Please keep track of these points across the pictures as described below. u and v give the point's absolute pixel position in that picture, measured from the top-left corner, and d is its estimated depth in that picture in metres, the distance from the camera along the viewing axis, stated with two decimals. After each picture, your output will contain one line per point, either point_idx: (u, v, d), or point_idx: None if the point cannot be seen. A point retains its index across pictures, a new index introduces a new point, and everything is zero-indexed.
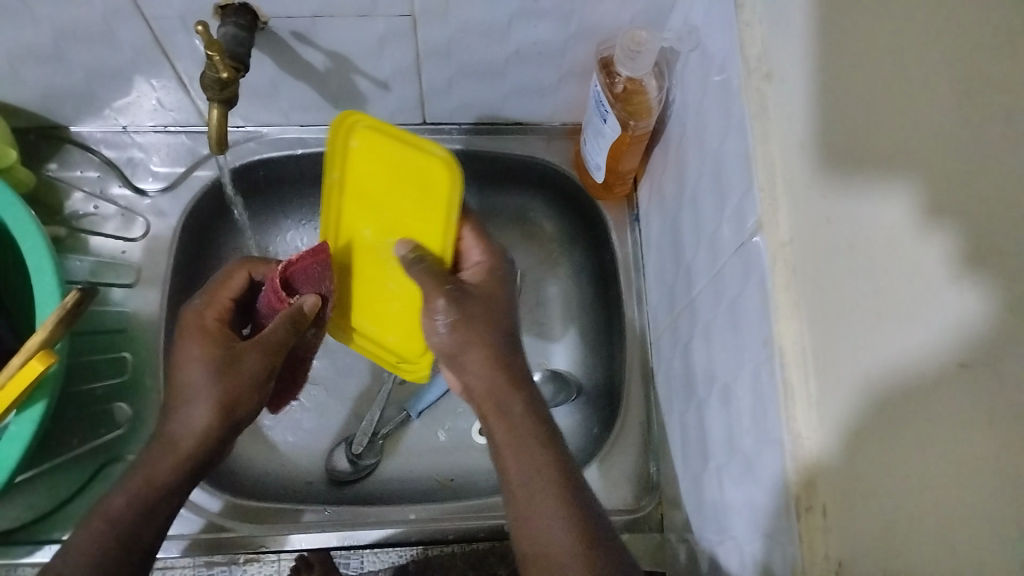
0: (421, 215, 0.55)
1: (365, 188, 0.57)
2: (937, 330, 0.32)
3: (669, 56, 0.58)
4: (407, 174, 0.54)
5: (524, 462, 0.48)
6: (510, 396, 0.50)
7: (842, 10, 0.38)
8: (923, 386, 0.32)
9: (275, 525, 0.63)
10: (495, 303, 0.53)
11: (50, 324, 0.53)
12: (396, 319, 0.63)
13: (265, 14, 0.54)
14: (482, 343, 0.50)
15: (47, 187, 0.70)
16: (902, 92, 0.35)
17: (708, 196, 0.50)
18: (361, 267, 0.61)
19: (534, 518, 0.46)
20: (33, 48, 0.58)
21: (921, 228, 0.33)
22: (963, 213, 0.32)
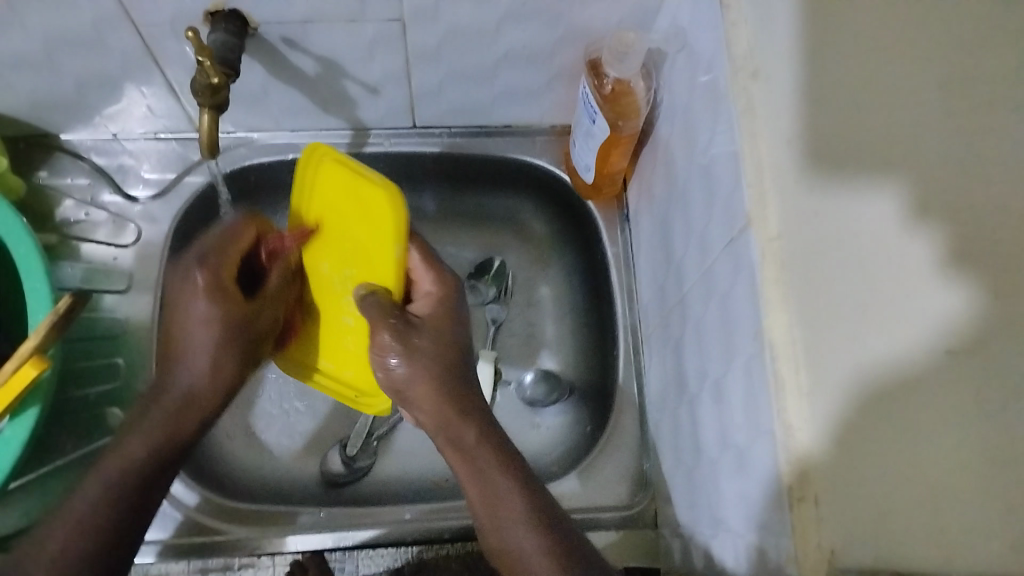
0: (372, 248, 0.53)
1: (330, 225, 0.56)
2: (925, 321, 0.34)
3: (657, 57, 0.59)
4: (359, 215, 0.54)
5: (486, 492, 0.49)
6: (463, 427, 0.50)
7: (830, 13, 0.39)
8: (910, 374, 0.34)
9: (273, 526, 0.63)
10: (449, 333, 0.52)
11: (43, 329, 0.52)
12: (350, 358, 0.60)
13: (254, 20, 0.55)
14: (427, 376, 0.50)
15: (38, 194, 0.70)
16: (895, 98, 0.37)
17: (697, 195, 0.51)
18: (322, 297, 0.59)
19: (511, 537, 0.48)
20: (23, 56, 0.58)
21: (908, 231, 0.35)
22: (943, 213, 0.35)
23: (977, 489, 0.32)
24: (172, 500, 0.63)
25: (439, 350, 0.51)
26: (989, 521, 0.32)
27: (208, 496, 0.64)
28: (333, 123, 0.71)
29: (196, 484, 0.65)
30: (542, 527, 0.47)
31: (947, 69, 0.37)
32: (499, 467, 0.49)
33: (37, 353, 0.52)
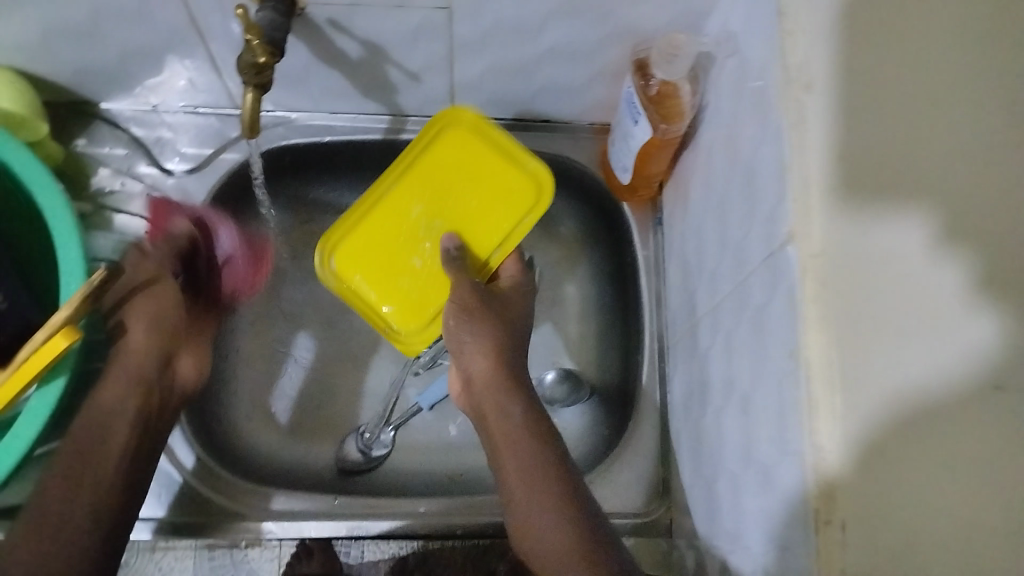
0: (489, 215, 0.61)
1: (445, 181, 0.62)
2: (970, 354, 0.33)
3: (705, 61, 0.58)
4: (489, 180, 0.62)
5: (521, 461, 0.53)
6: (510, 398, 0.55)
7: (888, 27, 0.38)
8: (952, 407, 0.33)
9: (280, 510, 0.63)
10: (515, 309, 0.60)
11: (76, 300, 0.52)
12: (399, 294, 0.63)
13: (302, 0, 0.54)
14: (489, 335, 0.57)
15: (75, 161, 0.70)
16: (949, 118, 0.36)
17: (737, 204, 0.50)
18: (394, 233, 0.63)
19: (533, 505, 0.51)
20: (70, 23, 0.58)
21: (935, 254, 0.34)
22: (992, 245, 0.34)
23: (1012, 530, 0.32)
24: (172, 458, 0.63)
25: (502, 317, 0.59)
26: (1023, 567, 0.31)
27: (205, 460, 0.63)
28: (371, 108, 0.71)
29: (199, 447, 0.64)
30: (554, 485, 0.52)
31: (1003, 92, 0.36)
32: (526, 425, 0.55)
33: (69, 324, 0.51)
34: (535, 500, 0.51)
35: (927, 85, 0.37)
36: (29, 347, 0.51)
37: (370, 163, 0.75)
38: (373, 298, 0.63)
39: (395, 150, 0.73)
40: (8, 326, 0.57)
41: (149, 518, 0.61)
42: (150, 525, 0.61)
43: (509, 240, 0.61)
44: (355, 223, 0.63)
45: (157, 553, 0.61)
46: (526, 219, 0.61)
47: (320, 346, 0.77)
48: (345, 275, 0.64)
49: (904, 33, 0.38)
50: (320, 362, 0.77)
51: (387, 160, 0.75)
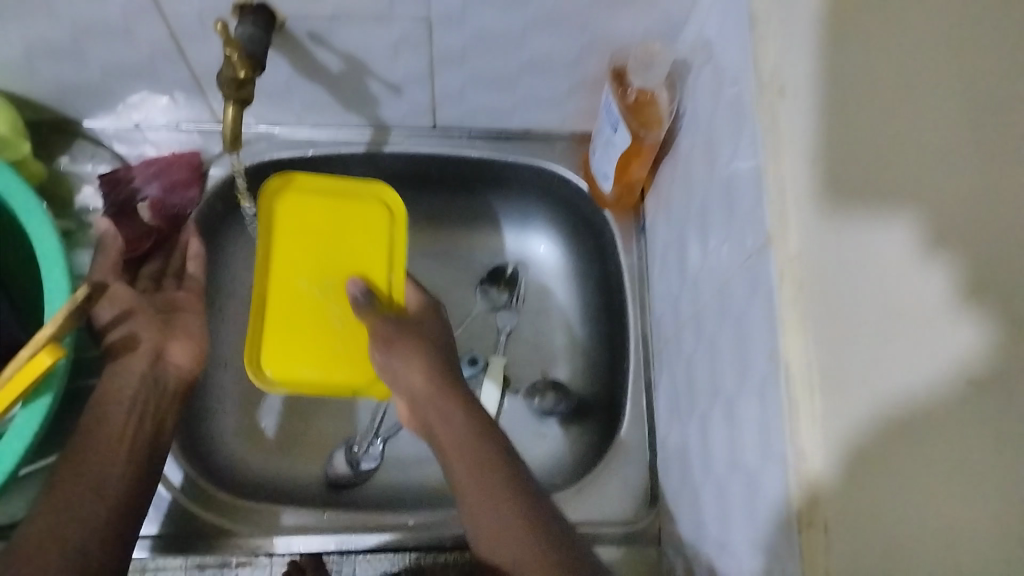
0: (363, 253, 0.66)
1: (308, 249, 0.65)
2: (942, 351, 0.33)
3: (682, 69, 0.58)
4: (347, 228, 0.66)
5: (468, 459, 0.55)
6: (449, 401, 0.59)
7: (863, 29, 0.39)
8: (929, 405, 0.33)
9: (279, 525, 0.63)
10: (426, 326, 0.63)
11: (61, 316, 0.51)
12: (343, 361, 0.63)
13: (281, 14, 0.55)
14: (418, 354, 0.60)
15: (59, 181, 0.70)
16: (926, 122, 0.37)
17: (717, 208, 0.51)
18: (303, 312, 0.63)
19: (487, 509, 0.52)
20: (50, 42, 0.59)
21: (922, 260, 0.35)
22: (963, 240, 0.34)
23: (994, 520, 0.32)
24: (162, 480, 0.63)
25: (424, 338, 0.62)
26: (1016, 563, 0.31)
27: (195, 479, 0.64)
28: (354, 121, 0.71)
29: (185, 464, 0.64)
30: (498, 486, 0.53)
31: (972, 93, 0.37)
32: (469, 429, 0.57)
33: (53, 341, 0.51)
34: (485, 493, 0.53)
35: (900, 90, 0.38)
36: (13, 365, 0.50)
37: (354, 176, 0.75)
38: (325, 375, 0.62)
39: (378, 163, 0.74)
40: None
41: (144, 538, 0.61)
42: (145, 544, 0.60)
43: (391, 259, 0.67)
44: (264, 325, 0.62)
45: (146, 575, 0.59)
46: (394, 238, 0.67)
47: None
48: (285, 371, 0.62)
49: (877, 39, 0.39)
50: None
51: (370, 172, 0.75)
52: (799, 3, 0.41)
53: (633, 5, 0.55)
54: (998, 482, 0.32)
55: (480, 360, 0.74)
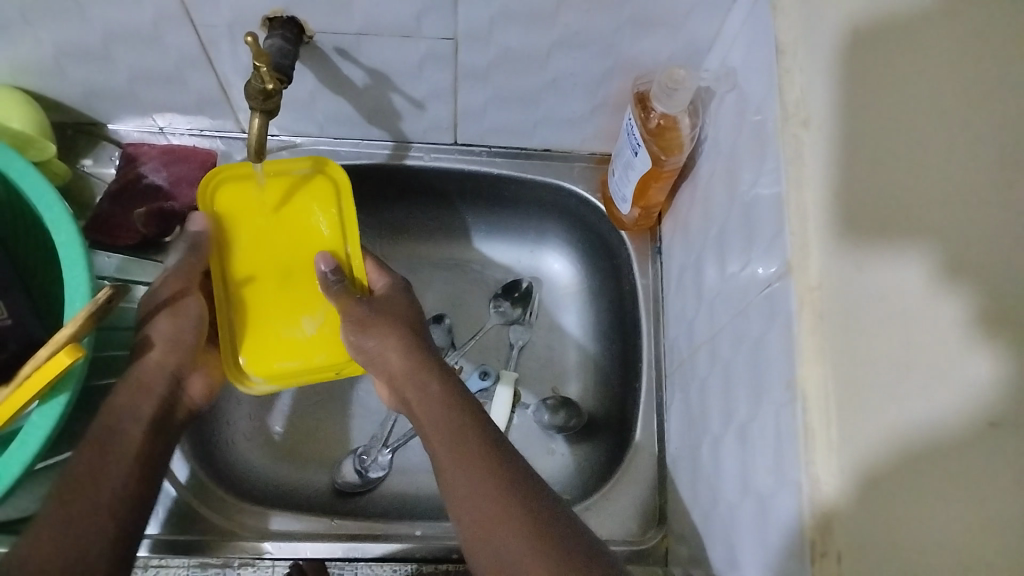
0: (315, 234, 0.65)
1: (262, 247, 0.64)
2: (957, 382, 0.32)
3: (705, 95, 0.59)
4: (291, 212, 0.65)
5: (444, 431, 0.53)
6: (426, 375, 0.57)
7: (884, 58, 0.38)
8: (942, 441, 0.32)
9: (271, 530, 0.63)
10: (397, 308, 0.62)
11: (81, 318, 0.51)
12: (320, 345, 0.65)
13: (310, 29, 0.56)
14: (391, 328, 0.59)
15: (81, 181, 0.71)
16: (943, 146, 0.35)
17: (736, 234, 0.51)
18: (273, 307, 0.64)
19: (464, 481, 0.50)
20: (81, 46, 0.59)
21: (936, 288, 0.33)
22: (986, 270, 0.32)
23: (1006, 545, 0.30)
24: (169, 476, 0.63)
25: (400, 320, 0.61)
26: None
27: (200, 477, 0.64)
28: (376, 134, 0.72)
29: (194, 463, 0.65)
30: (466, 447, 0.51)
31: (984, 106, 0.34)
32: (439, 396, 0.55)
33: (72, 341, 0.51)
34: (458, 465, 0.50)
35: (924, 103, 0.36)
36: (32, 364, 0.50)
37: (374, 187, 0.76)
38: (305, 362, 0.64)
39: (398, 175, 0.74)
40: (11, 344, 0.58)
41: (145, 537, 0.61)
42: (147, 541, 0.60)
43: (346, 229, 0.65)
44: (235, 330, 0.64)
45: (149, 570, 0.59)
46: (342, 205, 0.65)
47: None
48: (265, 367, 0.64)
49: (902, 55, 0.37)
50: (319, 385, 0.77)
51: (390, 184, 0.75)
52: (826, 38, 0.41)
53: (658, 29, 0.56)
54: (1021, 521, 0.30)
55: (492, 374, 0.74)
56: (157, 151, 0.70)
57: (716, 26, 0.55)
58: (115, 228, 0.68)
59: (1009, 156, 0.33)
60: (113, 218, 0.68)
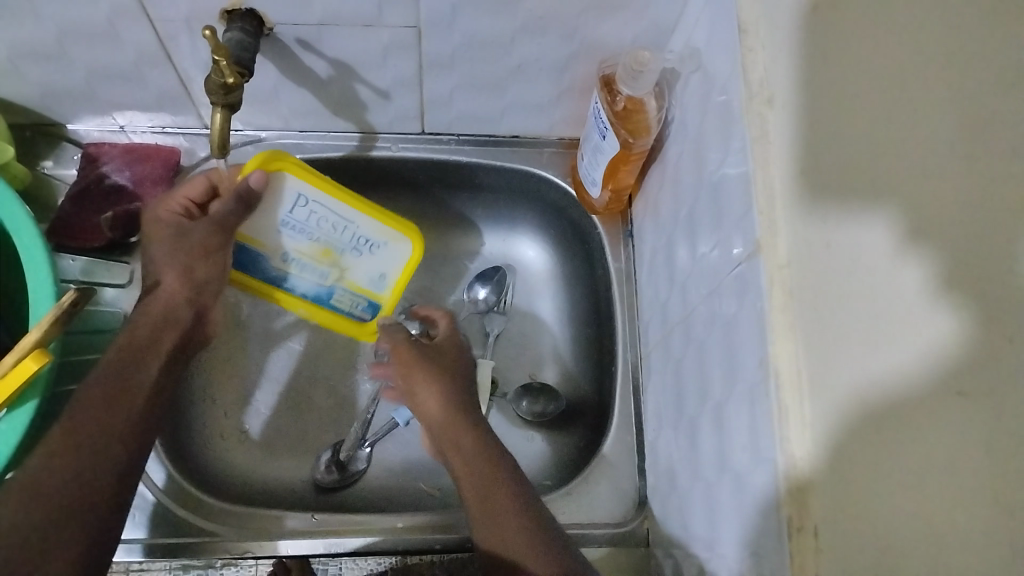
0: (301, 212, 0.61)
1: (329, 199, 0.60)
2: (916, 344, 0.33)
3: (670, 76, 0.59)
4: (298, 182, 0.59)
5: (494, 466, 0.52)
6: (473, 415, 0.56)
7: (840, 28, 0.39)
8: (906, 396, 0.33)
9: (283, 528, 0.63)
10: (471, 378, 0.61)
11: (45, 324, 0.50)
12: (386, 278, 0.67)
13: (271, 21, 0.55)
14: (439, 390, 0.56)
15: (42, 184, 0.69)
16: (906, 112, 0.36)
17: (706, 214, 0.51)
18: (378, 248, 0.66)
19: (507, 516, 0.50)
20: (34, 45, 0.58)
21: (894, 243, 0.34)
22: (937, 235, 0.34)
23: (986, 506, 0.31)
24: (145, 480, 0.62)
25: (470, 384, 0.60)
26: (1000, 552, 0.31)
27: (175, 476, 0.64)
28: (342, 125, 0.71)
29: (170, 464, 0.64)
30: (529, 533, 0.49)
31: (945, 77, 0.36)
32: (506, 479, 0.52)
33: (39, 346, 0.50)
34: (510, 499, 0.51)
35: (889, 81, 0.37)
36: None
37: (343, 180, 0.75)
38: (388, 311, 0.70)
39: (367, 166, 0.74)
40: None
41: (132, 541, 0.60)
42: (130, 547, 0.59)
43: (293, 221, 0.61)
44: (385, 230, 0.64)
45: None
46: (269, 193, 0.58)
47: (294, 365, 0.77)
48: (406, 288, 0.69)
49: (854, 27, 0.38)
50: (296, 381, 0.76)
51: (360, 175, 0.75)
52: (785, 15, 0.42)
53: (622, 12, 0.56)
54: (993, 487, 0.31)
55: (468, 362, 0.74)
56: (118, 149, 0.69)
57: (679, 7, 0.55)
58: (77, 228, 0.67)
59: (969, 128, 0.35)
60: (74, 219, 0.67)
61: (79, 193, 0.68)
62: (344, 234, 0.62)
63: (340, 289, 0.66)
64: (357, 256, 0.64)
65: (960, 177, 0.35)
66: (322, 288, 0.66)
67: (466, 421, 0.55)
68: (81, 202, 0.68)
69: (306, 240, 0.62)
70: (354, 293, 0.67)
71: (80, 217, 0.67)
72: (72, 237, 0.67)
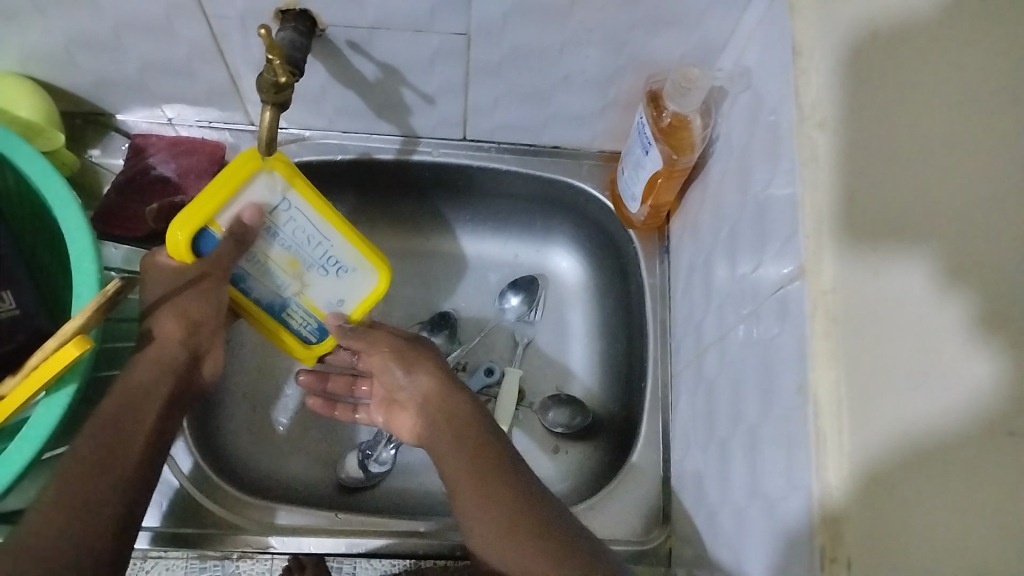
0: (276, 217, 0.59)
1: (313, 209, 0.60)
2: (968, 385, 0.32)
3: (718, 94, 0.58)
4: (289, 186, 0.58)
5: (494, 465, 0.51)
6: (457, 392, 0.57)
7: (906, 58, 0.38)
8: (956, 436, 0.32)
9: (279, 524, 0.62)
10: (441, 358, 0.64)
11: (89, 309, 0.50)
12: (345, 303, 0.65)
13: (323, 22, 0.56)
14: (432, 369, 0.59)
15: (89, 172, 0.71)
16: (972, 141, 0.35)
17: (748, 235, 0.51)
18: None
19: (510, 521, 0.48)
20: (91, 35, 0.59)
21: (945, 280, 0.34)
22: (993, 272, 0.33)
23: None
24: (171, 465, 0.63)
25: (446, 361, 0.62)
26: None
27: (201, 464, 0.64)
28: (385, 128, 0.71)
29: (195, 450, 0.65)
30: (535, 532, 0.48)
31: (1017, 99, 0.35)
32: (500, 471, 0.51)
33: (81, 334, 0.50)
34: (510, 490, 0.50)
35: (954, 110, 0.36)
36: (41, 353, 0.50)
37: (383, 181, 0.76)
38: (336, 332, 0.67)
39: (407, 170, 0.74)
40: (21, 336, 0.58)
41: (144, 529, 0.60)
42: (147, 534, 0.60)
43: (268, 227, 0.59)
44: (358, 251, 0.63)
45: (147, 562, 0.59)
46: (252, 189, 0.57)
47: None
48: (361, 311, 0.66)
49: (922, 54, 0.38)
50: None
51: (399, 177, 0.75)
52: (842, 38, 0.41)
53: (672, 28, 0.56)
54: None
55: (497, 368, 0.74)
56: (165, 141, 0.71)
57: (731, 25, 0.55)
58: (121, 216, 0.68)
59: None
60: (117, 208, 0.68)
61: (127, 182, 0.69)
62: (316, 249, 0.62)
63: (295, 303, 0.63)
64: (322, 275, 0.63)
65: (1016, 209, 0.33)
66: (278, 297, 0.63)
67: (455, 407, 0.56)
68: (126, 192, 0.69)
69: (279, 247, 0.60)
70: (307, 311, 0.64)
71: (124, 206, 0.68)
72: (115, 225, 0.68)
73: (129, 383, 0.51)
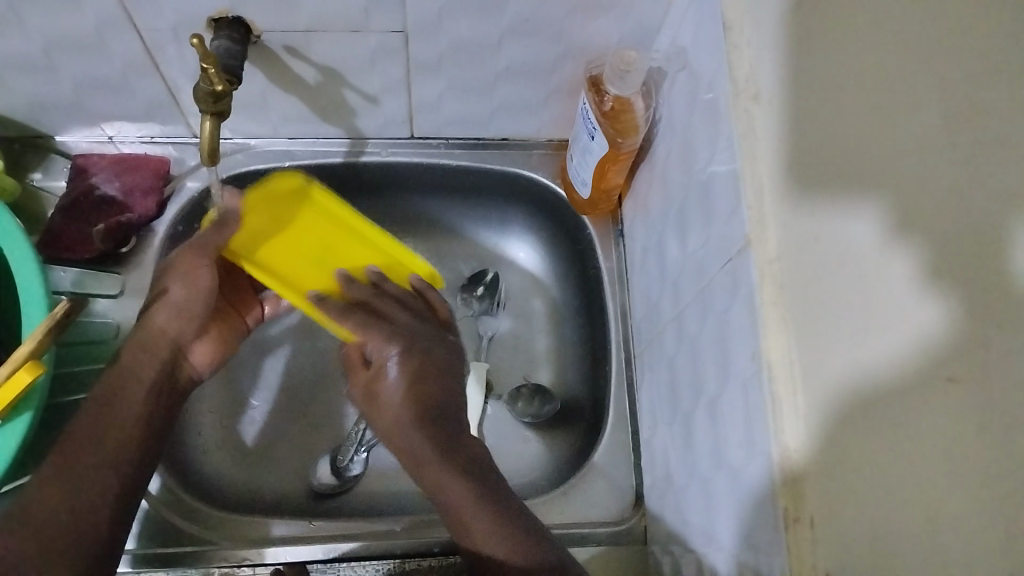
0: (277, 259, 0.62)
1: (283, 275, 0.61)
2: (912, 337, 0.33)
3: (657, 75, 0.59)
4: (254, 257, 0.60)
5: (444, 474, 0.53)
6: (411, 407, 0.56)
7: (830, 22, 0.39)
8: (902, 385, 0.33)
9: (271, 537, 0.62)
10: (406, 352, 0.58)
11: (37, 335, 0.51)
12: None
13: (258, 28, 0.55)
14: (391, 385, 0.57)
15: (31, 197, 0.69)
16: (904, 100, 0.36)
17: (695, 211, 0.51)
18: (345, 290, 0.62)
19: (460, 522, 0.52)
20: (21, 58, 0.58)
21: (892, 237, 0.34)
22: (936, 225, 0.34)
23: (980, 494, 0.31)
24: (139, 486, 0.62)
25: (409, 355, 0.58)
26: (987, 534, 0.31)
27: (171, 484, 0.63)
28: (331, 132, 0.71)
29: (162, 472, 0.64)
30: (512, 529, 0.51)
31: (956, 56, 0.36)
32: (465, 480, 0.52)
33: (32, 359, 0.50)
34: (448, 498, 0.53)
35: (885, 72, 0.37)
36: None
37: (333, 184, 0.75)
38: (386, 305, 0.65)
39: (356, 172, 0.74)
40: None
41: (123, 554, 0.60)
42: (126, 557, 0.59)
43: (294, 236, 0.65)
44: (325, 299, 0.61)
45: None
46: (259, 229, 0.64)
47: (288, 372, 0.77)
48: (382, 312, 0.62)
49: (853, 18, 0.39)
50: (291, 388, 0.76)
51: (349, 180, 0.75)
52: (770, 11, 0.42)
53: (607, 12, 0.56)
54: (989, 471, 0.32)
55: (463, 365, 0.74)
56: (107, 158, 0.69)
57: (664, 7, 0.56)
58: (69, 239, 0.67)
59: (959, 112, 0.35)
60: (64, 231, 0.67)
61: (72, 203, 0.67)
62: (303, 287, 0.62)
63: None
64: None
65: (948, 163, 0.35)
66: None
67: (413, 420, 0.55)
68: (72, 213, 0.67)
69: None
70: None
71: (72, 228, 0.67)
72: (64, 249, 0.67)
73: (118, 378, 0.55)
